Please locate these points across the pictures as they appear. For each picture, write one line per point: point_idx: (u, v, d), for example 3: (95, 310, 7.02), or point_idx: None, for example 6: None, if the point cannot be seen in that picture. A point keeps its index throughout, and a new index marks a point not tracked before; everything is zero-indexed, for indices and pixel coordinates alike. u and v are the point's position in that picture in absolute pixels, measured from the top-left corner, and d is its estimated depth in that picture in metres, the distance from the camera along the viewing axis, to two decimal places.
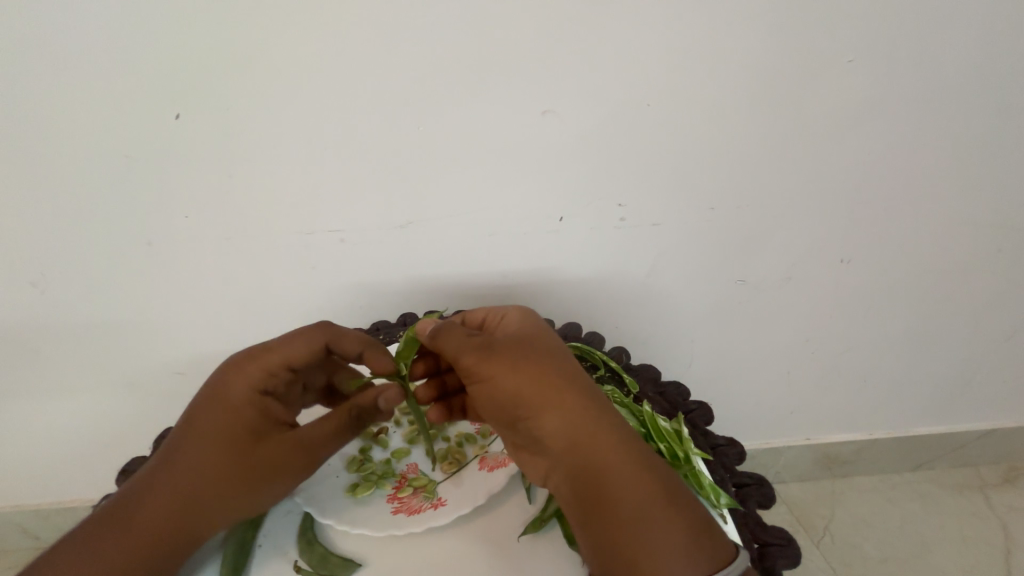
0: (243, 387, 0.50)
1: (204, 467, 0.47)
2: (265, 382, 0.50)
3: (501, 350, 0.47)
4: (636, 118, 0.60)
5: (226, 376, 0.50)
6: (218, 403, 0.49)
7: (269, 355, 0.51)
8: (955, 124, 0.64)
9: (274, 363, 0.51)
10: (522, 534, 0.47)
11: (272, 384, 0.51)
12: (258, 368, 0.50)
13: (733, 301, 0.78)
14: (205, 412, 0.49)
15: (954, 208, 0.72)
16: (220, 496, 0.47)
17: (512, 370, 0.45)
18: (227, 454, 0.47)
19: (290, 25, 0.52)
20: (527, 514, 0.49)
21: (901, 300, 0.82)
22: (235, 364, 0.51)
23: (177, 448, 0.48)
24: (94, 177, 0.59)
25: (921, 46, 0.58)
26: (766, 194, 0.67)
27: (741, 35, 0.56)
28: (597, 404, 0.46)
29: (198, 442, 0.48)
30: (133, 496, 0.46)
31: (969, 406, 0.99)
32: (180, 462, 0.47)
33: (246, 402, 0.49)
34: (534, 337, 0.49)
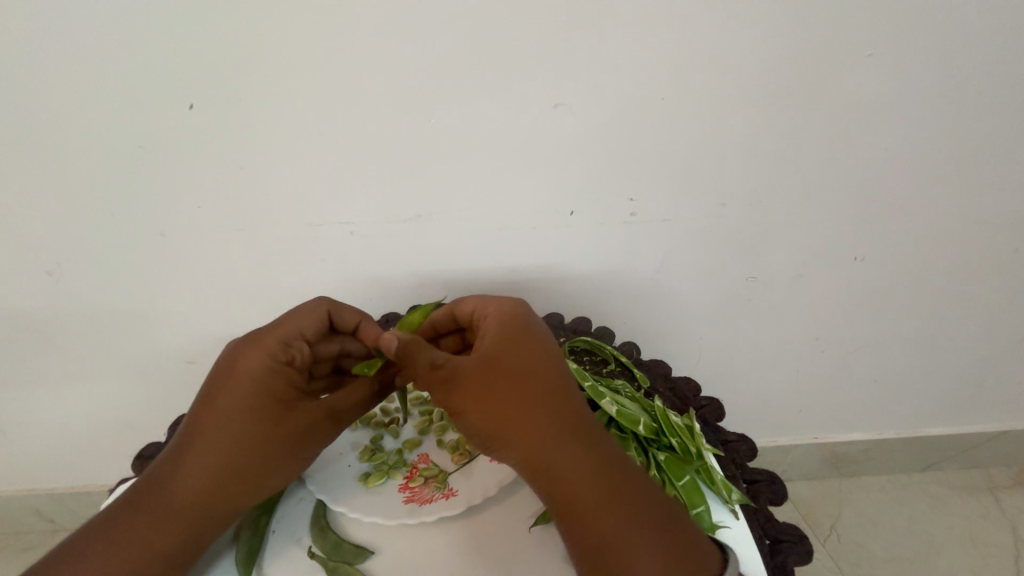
0: (257, 365, 0.48)
1: (230, 442, 0.47)
2: (281, 355, 0.49)
3: (462, 380, 0.45)
4: (649, 112, 0.59)
5: (240, 351, 0.49)
6: (233, 378, 0.48)
7: (283, 328, 0.50)
8: (977, 120, 0.63)
9: (288, 335, 0.50)
10: (533, 525, 0.48)
11: (289, 357, 0.50)
12: (270, 345, 0.49)
13: (743, 298, 0.78)
14: (222, 389, 0.48)
15: (973, 206, 0.70)
16: (252, 470, 0.47)
17: (472, 403, 0.45)
18: (252, 427, 0.47)
19: (299, 16, 0.52)
20: (537, 506, 0.50)
21: (915, 300, 0.80)
22: (246, 340, 0.49)
23: (199, 429, 0.47)
24: (108, 168, 0.60)
25: (944, 39, 0.57)
26: (780, 190, 0.66)
27: (757, 28, 0.55)
28: (564, 433, 0.44)
29: (219, 420, 0.47)
30: (164, 477, 0.47)
31: (981, 407, 0.98)
32: (203, 440, 0.47)
33: (265, 375, 0.48)
34: (499, 359, 0.46)
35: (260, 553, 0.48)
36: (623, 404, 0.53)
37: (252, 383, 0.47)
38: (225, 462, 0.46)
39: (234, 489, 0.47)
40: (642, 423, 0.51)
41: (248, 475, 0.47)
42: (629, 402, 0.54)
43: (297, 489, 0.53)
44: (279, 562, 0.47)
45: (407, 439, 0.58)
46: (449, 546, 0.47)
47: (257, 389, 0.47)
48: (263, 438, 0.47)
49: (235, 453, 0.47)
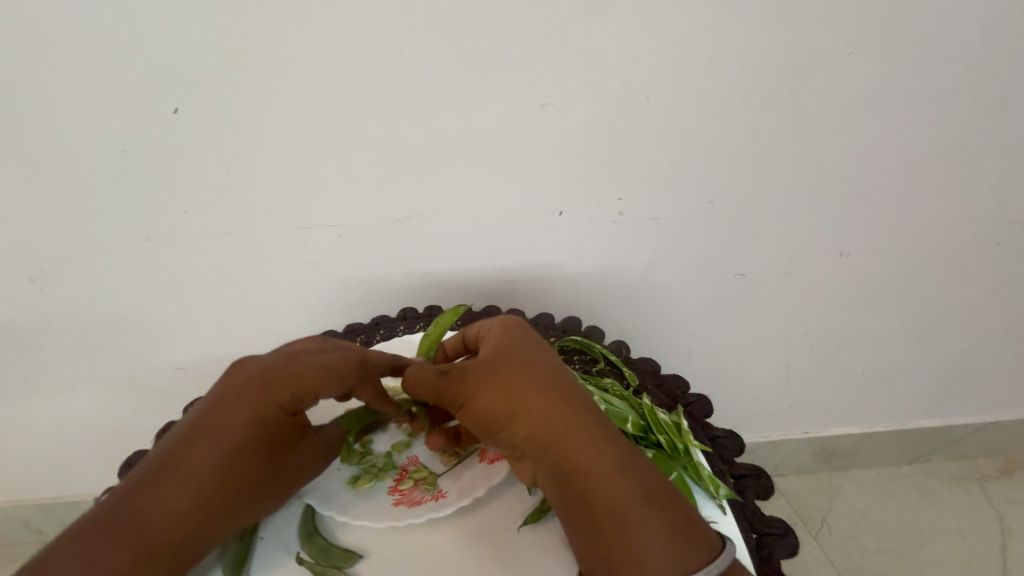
0: (270, 409, 0.46)
1: (225, 476, 0.45)
2: (290, 406, 0.47)
3: (474, 376, 0.46)
4: (635, 112, 0.60)
5: (249, 391, 0.45)
6: (235, 416, 0.45)
7: (300, 385, 0.46)
8: (956, 117, 0.64)
9: (304, 392, 0.46)
10: (522, 525, 0.48)
11: (297, 408, 0.47)
12: (287, 393, 0.46)
13: (732, 294, 0.78)
14: (218, 424, 0.45)
15: (954, 202, 0.71)
16: (239, 502, 0.46)
17: (487, 395, 0.45)
18: (248, 470, 0.46)
19: (283, 18, 0.52)
20: (527, 505, 0.50)
21: (901, 294, 0.82)
22: (256, 380, 0.46)
23: (182, 464, 0.44)
24: (91, 171, 0.59)
25: (922, 39, 0.58)
26: (766, 189, 0.67)
27: (740, 28, 0.55)
28: (585, 411, 0.45)
29: (218, 453, 0.44)
30: (137, 510, 0.43)
31: (967, 399, 1.00)
32: (194, 467, 0.44)
33: (270, 423, 0.46)
34: (509, 355, 0.47)
35: (249, 558, 0.48)
36: (611, 402, 0.53)
37: (256, 427, 0.45)
38: (206, 500, 0.44)
39: (223, 514, 0.45)
40: (630, 421, 0.52)
41: (237, 504, 0.46)
42: (617, 399, 0.54)
43: None
44: (268, 568, 0.47)
45: (396, 440, 0.56)
46: (438, 548, 0.47)
47: (260, 433, 0.46)
48: (258, 474, 0.46)
49: (227, 484, 0.45)
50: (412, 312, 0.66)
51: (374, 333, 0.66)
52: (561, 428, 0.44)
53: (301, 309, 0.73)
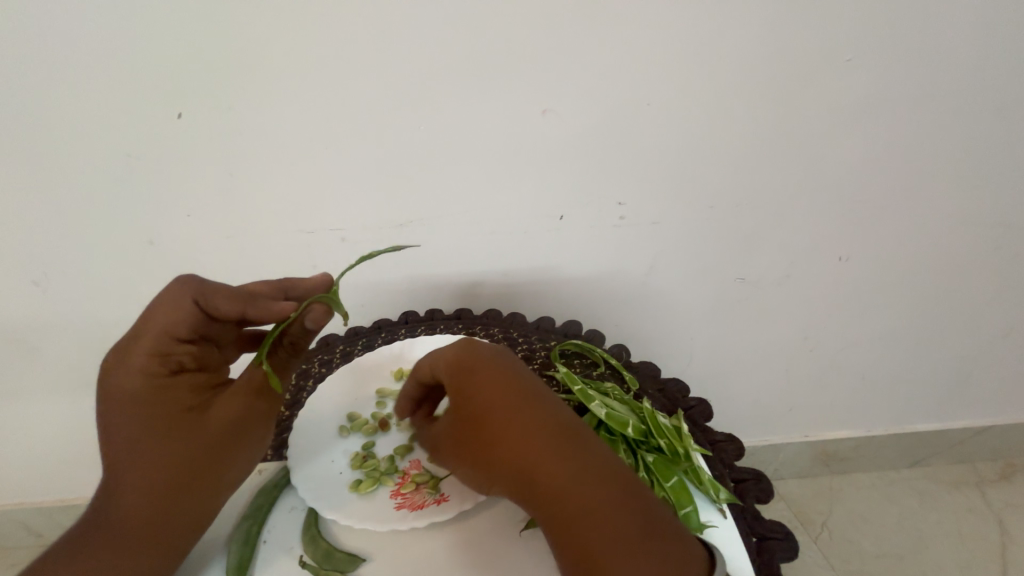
0: (136, 378, 0.43)
1: (150, 452, 0.43)
2: (159, 364, 0.43)
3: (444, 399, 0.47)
4: (636, 117, 0.60)
5: (113, 375, 0.43)
6: (119, 402, 0.43)
7: (143, 338, 0.43)
8: (954, 123, 0.64)
9: (157, 343, 0.43)
10: (525, 529, 0.47)
11: (172, 361, 0.44)
12: (143, 354, 0.43)
13: (732, 298, 0.79)
14: (111, 414, 0.43)
15: (952, 207, 0.72)
16: (182, 469, 0.44)
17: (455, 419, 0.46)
18: (165, 436, 0.44)
19: (288, 25, 0.52)
20: (528, 509, 0.49)
21: (901, 298, 0.82)
22: (116, 362, 0.43)
23: (111, 461, 0.44)
24: (96, 175, 0.60)
25: (920, 46, 0.58)
26: (766, 193, 0.68)
27: (740, 34, 0.56)
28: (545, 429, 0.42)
29: (125, 440, 0.43)
30: (107, 513, 0.44)
31: (966, 403, 1.00)
32: (118, 460, 0.43)
33: (150, 391, 0.43)
34: (466, 372, 0.47)
35: (251, 562, 0.48)
36: (611, 406, 0.53)
37: (139, 402, 0.43)
38: (149, 480, 0.43)
39: (175, 491, 0.44)
40: (631, 425, 0.51)
41: (184, 477, 0.44)
42: (618, 404, 0.54)
43: (288, 498, 0.52)
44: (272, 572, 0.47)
45: (398, 444, 0.56)
46: (440, 553, 0.47)
47: (151, 402, 0.43)
48: (181, 444, 0.44)
49: (155, 459, 0.43)
50: (414, 315, 0.67)
51: (376, 337, 0.66)
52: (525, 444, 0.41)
53: None
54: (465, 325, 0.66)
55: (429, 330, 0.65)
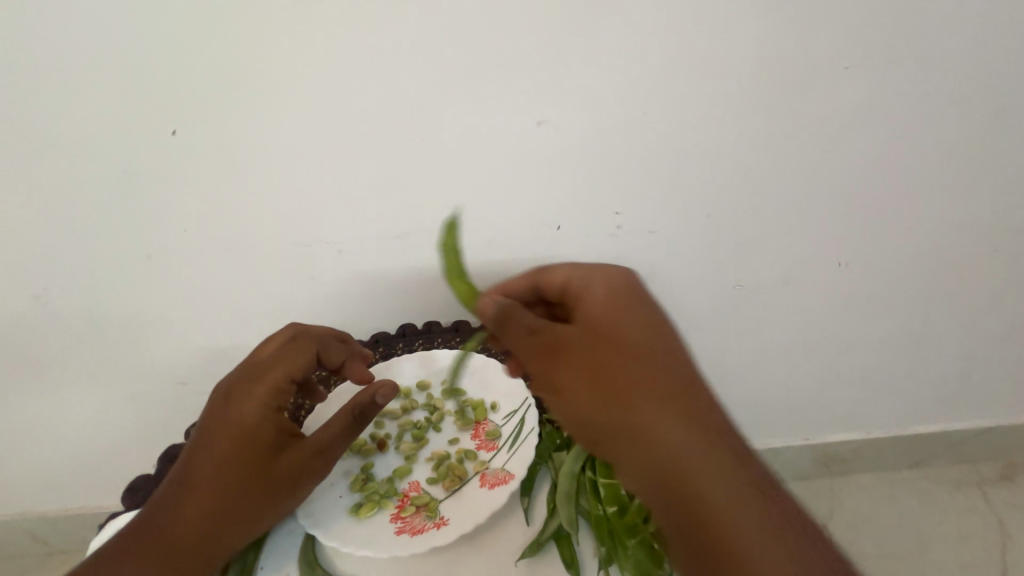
0: (251, 407, 0.48)
1: (227, 476, 0.46)
2: (272, 400, 0.49)
3: (564, 348, 0.45)
4: (632, 126, 0.60)
5: (228, 399, 0.49)
6: (225, 424, 0.48)
7: (270, 374, 0.50)
8: (952, 128, 0.64)
9: (277, 379, 0.50)
10: (520, 558, 0.47)
11: (281, 401, 0.50)
12: (264, 387, 0.49)
13: (731, 305, 0.78)
14: (214, 432, 0.48)
15: (952, 211, 0.72)
16: (244, 502, 0.46)
17: (583, 376, 0.43)
18: (246, 469, 0.47)
19: (281, 39, 0.52)
20: (524, 538, 0.48)
21: (900, 302, 0.82)
22: (232, 387, 0.49)
23: (190, 478, 0.47)
24: (93, 192, 0.60)
25: (918, 51, 0.58)
26: (764, 200, 0.67)
27: (736, 42, 0.55)
28: (681, 401, 0.42)
29: (217, 461, 0.47)
30: (159, 526, 0.45)
31: (967, 404, 0.99)
32: (199, 478, 0.47)
33: (253, 423, 0.48)
34: (611, 326, 0.45)
35: None
36: None
37: (242, 429, 0.48)
38: (217, 504, 0.46)
39: (235, 519, 0.46)
40: None
41: (244, 509, 0.46)
42: None
43: (286, 522, 0.50)
44: None
45: (396, 465, 0.54)
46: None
47: (250, 433, 0.48)
48: (257, 478, 0.47)
49: (229, 484, 0.46)
50: (412, 329, 0.67)
51: (374, 351, 0.66)
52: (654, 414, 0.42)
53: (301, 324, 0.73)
54: (463, 337, 0.66)
55: (426, 344, 0.66)
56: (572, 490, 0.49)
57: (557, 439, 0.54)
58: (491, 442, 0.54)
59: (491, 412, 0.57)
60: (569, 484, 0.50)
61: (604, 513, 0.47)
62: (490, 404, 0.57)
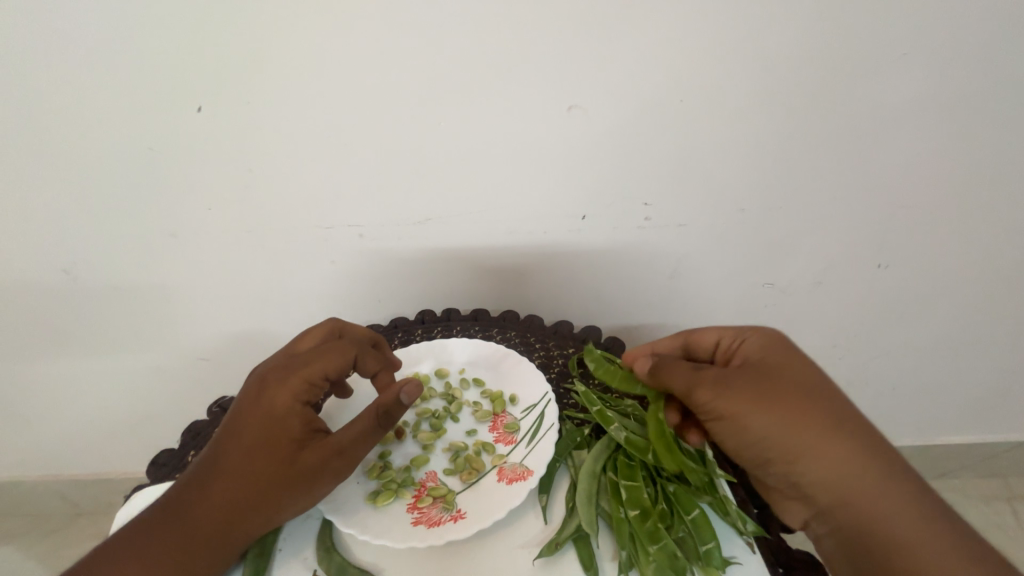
0: (284, 398, 0.48)
1: (250, 464, 0.46)
2: (303, 395, 0.48)
3: (731, 379, 0.44)
4: (666, 114, 0.57)
5: (264, 388, 0.49)
6: (258, 413, 0.48)
7: (305, 368, 0.49)
8: (1019, 124, 0.59)
9: (311, 374, 0.49)
10: (537, 557, 0.45)
11: (311, 396, 0.49)
12: (297, 379, 0.48)
13: (759, 304, 0.75)
14: (245, 419, 0.48)
15: (1009, 214, 0.67)
16: (263, 495, 0.45)
17: (761, 409, 0.43)
18: (270, 462, 0.46)
19: (305, 16, 0.50)
20: (542, 534, 0.47)
21: (942, 307, 0.77)
22: (269, 377, 0.49)
23: (219, 462, 0.47)
24: (119, 167, 0.60)
25: (989, 39, 0.53)
26: (802, 196, 0.64)
27: (785, 24, 0.51)
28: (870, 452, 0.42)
29: (245, 449, 0.47)
30: (182, 506, 0.46)
31: (1003, 418, 0.95)
32: (226, 463, 0.46)
33: (284, 415, 0.47)
34: (777, 366, 0.46)
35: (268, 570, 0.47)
36: (633, 430, 0.51)
37: (273, 419, 0.47)
38: (239, 492, 0.45)
39: (252, 510, 0.45)
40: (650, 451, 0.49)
41: (262, 501, 0.45)
42: (636, 424, 0.52)
43: None
44: None
45: (414, 455, 0.54)
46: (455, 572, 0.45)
47: (278, 425, 0.47)
48: (279, 472, 0.46)
49: (253, 473, 0.46)
50: (431, 316, 0.66)
51: (393, 336, 0.66)
52: (842, 460, 0.42)
53: (320, 306, 0.73)
54: (482, 327, 0.66)
55: (444, 332, 0.65)
56: (592, 489, 0.48)
57: (577, 437, 0.53)
58: (509, 436, 0.54)
59: (510, 405, 0.57)
60: (589, 484, 0.48)
61: (626, 517, 0.45)
62: (509, 397, 0.57)
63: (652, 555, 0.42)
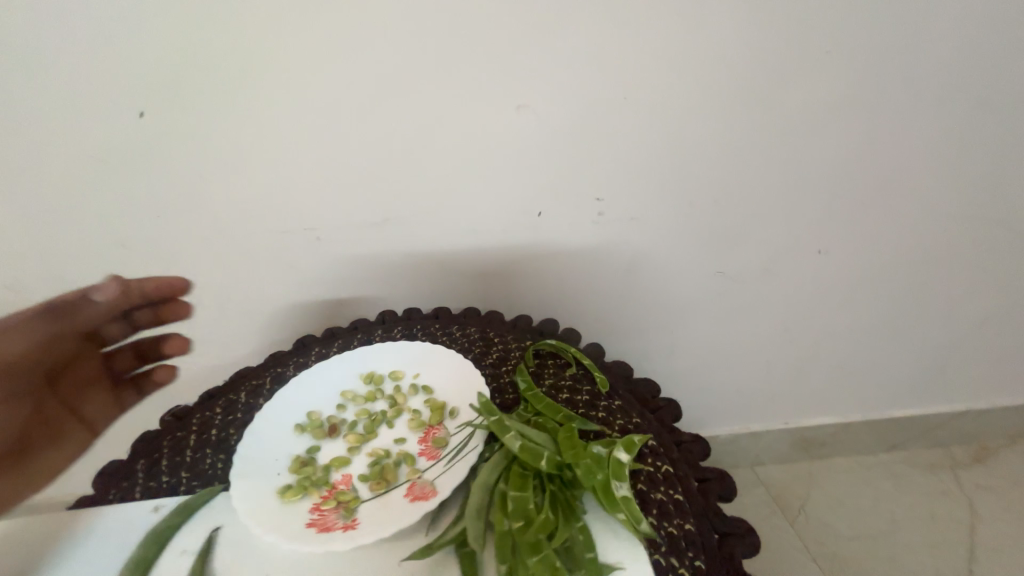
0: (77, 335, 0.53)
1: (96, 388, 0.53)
2: (86, 331, 0.54)
3: None
4: (614, 112, 0.59)
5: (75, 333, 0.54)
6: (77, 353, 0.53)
7: (76, 310, 0.55)
8: (932, 117, 0.64)
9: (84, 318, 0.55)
10: (404, 560, 0.44)
11: (90, 332, 0.54)
12: (75, 321, 0.54)
13: (713, 292, 0.79)
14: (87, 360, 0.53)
15: (932, 200, 0.72)
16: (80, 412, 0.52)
17: None
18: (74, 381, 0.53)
19: (258, 22, 0.51)
20: (418, 542, 0.45)
21: (880, 288, 0.82)
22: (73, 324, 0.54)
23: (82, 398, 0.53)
24: (60, 175, 0.58)
25: (897, 41, 0.58)
26: (745, 187, 0.67)
27: (718, 27, 0.55)
28: None
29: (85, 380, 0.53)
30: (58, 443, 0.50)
31: (942, 390, 1.02)
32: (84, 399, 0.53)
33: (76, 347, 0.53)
34: None
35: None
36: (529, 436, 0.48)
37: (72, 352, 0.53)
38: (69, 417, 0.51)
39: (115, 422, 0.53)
40: (545, 458, 0.46)
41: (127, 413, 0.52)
42: (538, 431, 0.49)
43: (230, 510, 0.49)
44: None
45: (336, 455, 0.53)
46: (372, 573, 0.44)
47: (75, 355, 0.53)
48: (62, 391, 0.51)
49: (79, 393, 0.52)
50: (393, 316, 0.67)
51: (352, 338, 0.65)
52: None
53: (280, 313, 0.72)
54: (442, 325, 0.66)
55: (406, 330, 0.64)
56: (482, 502, 0.45)
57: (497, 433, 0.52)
58: (434, 451, 0.51)
59: (449, 418, 0.53)
60: (480, 497, 0.45)
61: (508, 528, 0.43)
62: (450, 409, 0.54)
63: (530, 566, 0.41)
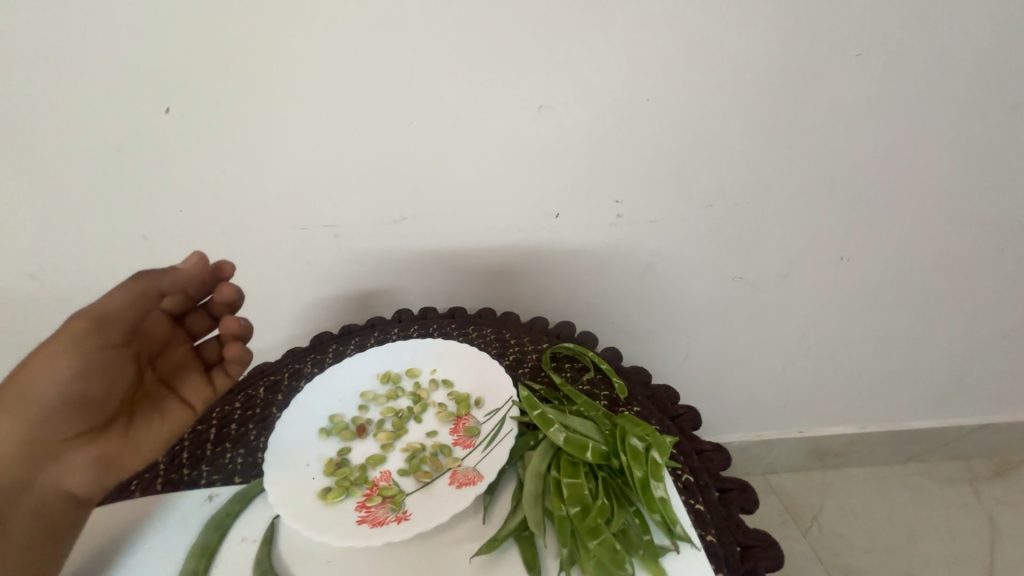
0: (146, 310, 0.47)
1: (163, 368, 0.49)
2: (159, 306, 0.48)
3: None
4: (635, 113, 0.58)
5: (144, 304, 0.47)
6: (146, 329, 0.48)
7: (159, 281, 0.47)
8: (963, 122, 0.62)
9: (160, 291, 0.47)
10: (474, 556, 0.44)
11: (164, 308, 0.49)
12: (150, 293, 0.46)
13: (730, 297, 0.78)
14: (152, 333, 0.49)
15: (960, 207, 0.70)
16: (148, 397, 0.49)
17: None
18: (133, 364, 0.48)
19: (280, 18, 0.51)
20: (479, 534, 0.47)
21: (902, 296, 0.81)
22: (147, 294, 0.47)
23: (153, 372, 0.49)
24: (87, 168, 0.59)
25: (929, 44, 0.56)
26: (767, 191, 0.66)
27: (743, 28, 0.54)
28: None
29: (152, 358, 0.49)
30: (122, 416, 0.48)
31: (963, 402, 0.99)
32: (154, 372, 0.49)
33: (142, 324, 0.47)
34: None
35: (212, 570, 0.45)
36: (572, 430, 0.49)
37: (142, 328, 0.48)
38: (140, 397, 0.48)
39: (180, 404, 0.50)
40: (588, 450, 0.47)
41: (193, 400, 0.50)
42: (581, 421, 0.50)
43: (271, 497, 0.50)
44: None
45: (371, 453, 0.53)
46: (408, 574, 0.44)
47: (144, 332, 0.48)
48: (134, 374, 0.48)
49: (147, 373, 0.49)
50: (409, 314, 0.67)
51: (368, 336, 0.65)
52: None
53: (296, 309, 0.73)
54: (458, 324, 0.66)
55: (423, 330, 0.65)
56: (536, 491, 0.46)
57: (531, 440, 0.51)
58: (468, 439, 0.52)
59: (474, 408, 0.55)
60: (534, 485, 0.46)
61: (566, 515, 0.44)
62: (474, 399, 0.55)
63: (591, 551, 0.41)
